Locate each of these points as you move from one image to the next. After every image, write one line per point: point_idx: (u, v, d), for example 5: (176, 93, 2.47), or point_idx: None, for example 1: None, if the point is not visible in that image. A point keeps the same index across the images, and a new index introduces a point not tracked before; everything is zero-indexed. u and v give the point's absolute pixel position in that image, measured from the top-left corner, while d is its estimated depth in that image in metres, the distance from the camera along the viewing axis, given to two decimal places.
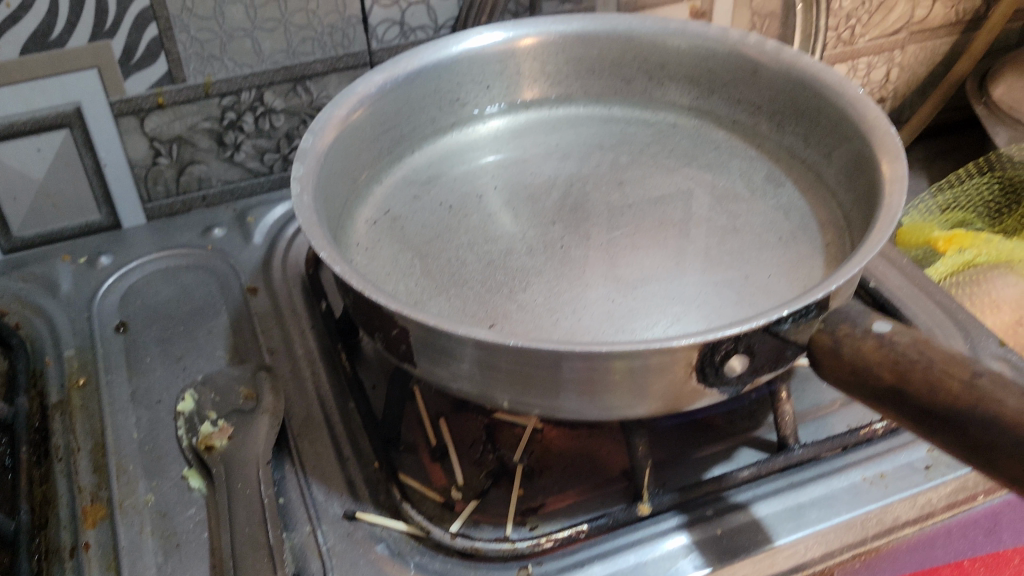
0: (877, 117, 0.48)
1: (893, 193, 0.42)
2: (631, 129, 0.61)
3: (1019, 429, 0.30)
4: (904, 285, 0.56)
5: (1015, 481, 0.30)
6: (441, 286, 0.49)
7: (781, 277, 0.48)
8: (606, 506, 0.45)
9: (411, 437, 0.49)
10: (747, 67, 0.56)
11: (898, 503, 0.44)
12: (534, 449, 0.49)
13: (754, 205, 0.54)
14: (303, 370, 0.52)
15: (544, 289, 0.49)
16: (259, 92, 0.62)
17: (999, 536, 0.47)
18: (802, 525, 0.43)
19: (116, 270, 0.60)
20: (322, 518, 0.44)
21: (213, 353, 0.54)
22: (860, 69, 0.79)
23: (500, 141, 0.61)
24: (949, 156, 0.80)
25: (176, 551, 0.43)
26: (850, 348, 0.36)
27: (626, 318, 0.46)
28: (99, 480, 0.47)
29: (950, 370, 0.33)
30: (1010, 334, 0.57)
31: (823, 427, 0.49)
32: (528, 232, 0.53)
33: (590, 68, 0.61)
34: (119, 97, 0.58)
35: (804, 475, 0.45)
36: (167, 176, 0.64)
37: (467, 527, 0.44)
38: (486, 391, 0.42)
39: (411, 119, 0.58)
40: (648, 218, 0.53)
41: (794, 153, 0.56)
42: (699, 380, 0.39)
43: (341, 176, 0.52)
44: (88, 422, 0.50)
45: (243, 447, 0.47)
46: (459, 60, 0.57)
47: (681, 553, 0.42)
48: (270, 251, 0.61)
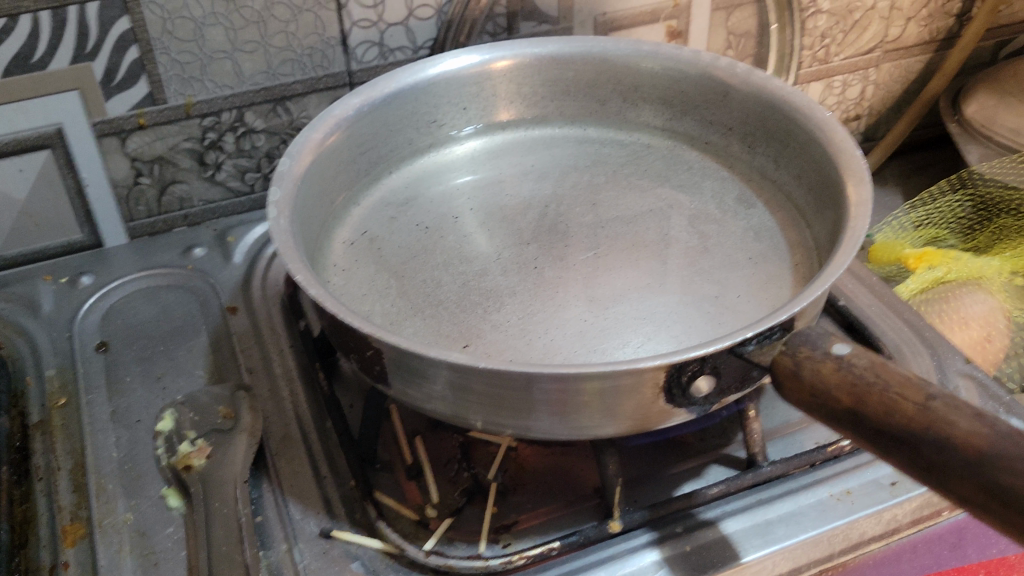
0: (844, 140, 0.49)
1: (857, 216, 0.43)
2: (607, 149, 0.62)
3: (969, 450, 0.31)
4: (874, 303, 0.57)
5: (966, 501, 0.31)
6: (416, 307, 0.49)
7: (751, 297, 0.49)
8: (578, 523, 0.46)
9: (387, 455, 0.50)
10: (718, 89, 0.57)
11: (864, 520, 0.45)
12: (508, 467, 0.49)
13: (726, 226, 0.55)
14: (281, 390, 0.53)
15: (518, 309, 0.49)
16: (240, 112, 0.63)
17: (964, 551, 0.48)
18: (769, 541, 0.44)
19: (97, 290, 0.61)
20: (299, 536, 0.45)
21: (192, 372, 0.54)
22: (836, 87, 0.79)
23: (477, 161, 0.62)
24: (922, 173, 0.82)
25: (154, 569, 0.44)
26: (811, 370, 0.37)
27: (598, 338, 0.47)
28: (79, 499, 0.47)
29: (905, 393, 0.34)
30: (979, 350, 0.59)
31: (793, 445, 0.50)
32: (504, 252, 0.54)
33: (566, 89, 0.62)
34: (101, 118, 0.59)
35: (773, 492, 0.46)
36: (148, 195, 0.64)
37: (441, 544, 0.45)
38: (459, 412, 0.42)
39: (388, 141, 0.59)
40: (621, 239, 0.54)
41: (766, 174, 0.57)
42: (666, 401, 0.40)
43: (318, 198, 0.53)
44: (69, 441, 0.50)
45: (221, 467, 0.47)
46: (435, 82, 0.58)
47: (652, 569, 0.43)
48: (250, 271, 0.62)
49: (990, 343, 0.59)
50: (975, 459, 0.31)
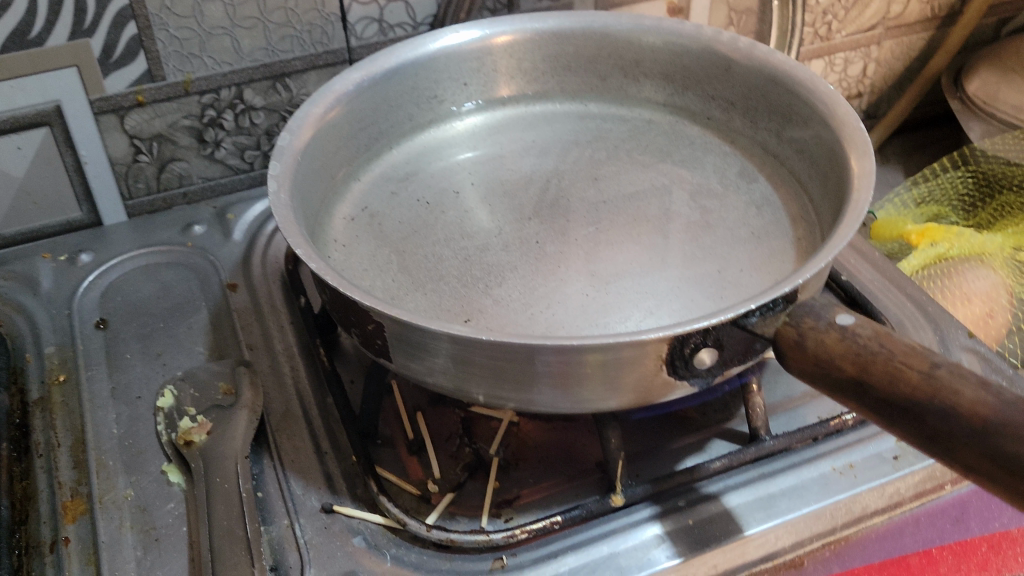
0: (847, 113, 0.48)
1: (860, 188, 0.43)
2: (607, 125, 0.62)
3: (973, 419, 0.31)
4: (876, 279, 0.57)
5: (971, 469, 0.31)
6: (418, 282, 0.49)
7: (753, 272, 0.49)
8: (580, 497, 0.46)
9: (388, 431, 0.50)
10: (720, 64, 0.57)
11: (866, 494, 0.45)
12: (510, 442, 0.49)
13: (727, 200, 0.55)
14: (282, 366, 0.53)
15: (520, 284, 0.49)
16: (239, 89, 0.63)
17: (967, 525, 0.47)
18: (772, 515, 0.43)
19: (96, 267, 0.60)
20: (300, 511, 0.45)
21: (192, 349, 0.54)
22: (837, 64, 0.79)
23: (477, 137, 0.62)
24: (924, 150, 0.81)
25: (155, 545, 0.44)
26: (814, 341, 0.37)
27: (600, 313, 0.47)
28: (79, 475, 0.47)
29: (909, 362, 0.34)
30: (981, 325, 0.58)
31: (795, 419, 0.50)
32: (505, 227, 0.53)
33: (567, 65, 0.62)
34: (99, 95, 0.59)
35: (775, 466, 0.46)
36: (147, 173, 0.64)
37: (444, 519, 0.45)
38: (461, 385, 0.42)
39: (388, 116, 0.59)
40: (623, 214, 0.54)
41: (768, 149, 0.57)
42: (669, 374, 0.40)
43: (318, 174, 0.53)
44: (69, 418, 0.50)
45: (222, 442, 0.47)
46: (435, 58, 0.58)
47: (654, 543, 0.43)
48: (250, 248, 0.61)
49: (992, 319, 0.58)
50: (980, 428, 0.30)
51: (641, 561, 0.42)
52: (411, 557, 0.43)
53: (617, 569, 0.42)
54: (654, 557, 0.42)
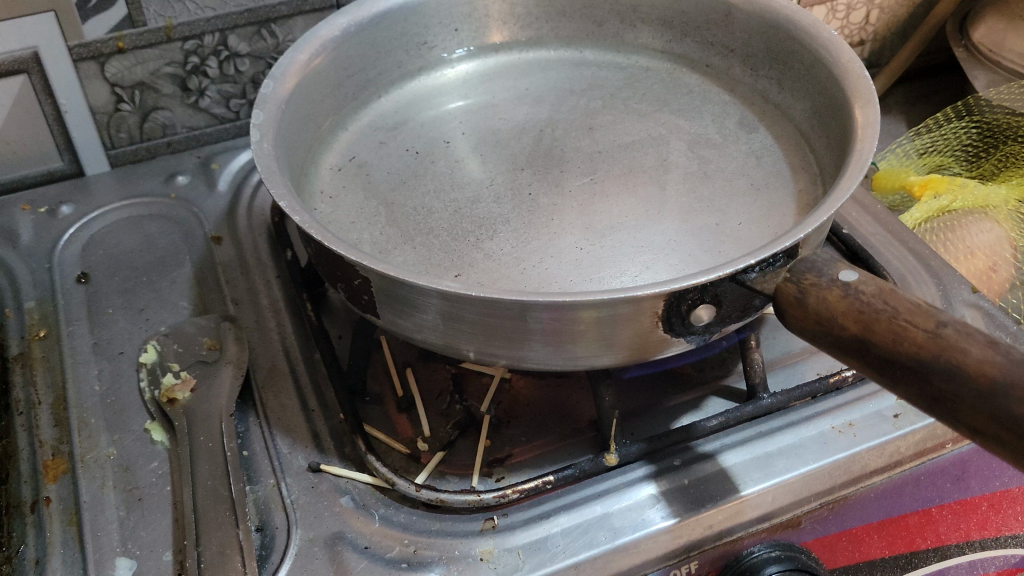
0: (851, 59, 0.47)
1: (865, 138, 0.42)
2: (603, 73, 0.60)
3: (981, 379, 0.30)
4: (878, 231, 0.55)
5: (977, 432, 0.30)
6: (407, 235, 0.48)
7: (752, 224, 0.47)
8: (573, 456, 0.45)
9: (377, 388, 0.49)
10: (720, 9, 0.55)
11: (866, 453, 0.44)
12: (502, 399, 0.48)
13: (727, 150, 0.53)
14: (268, 321, 0.51)
15: (512, 237, 0.48)
16: (223, 35, 0.61)
17: (967, 484, 0.46)
18: (768, 475, 0.42)
19: (77, 220, 0.59)
20: (287, 470, 0.44)
21: (177, 304, 0.53)
22: (839, 11, 0.76)
23: (469, 85, 0.60)
24: (927, 100, 0.79)
25: (138, 505, 0.43)
26: (816, 298, 0.35)
27: (594, 267, 0.45)
28: (61, 434, 0.46)
29: (914, 320, 0.33)
30: (985, 279, 0.57)
31: (794, 375, 0.49)
32: (496, 178, 0.52)
33: (561, 10, 0.60)
34: (78, 42, 0.57)
35: (773, 425, 0.45)
36: (130, 122, 0.62)
37: (434, 479, 0.44)
38: (451, 342, 0.41)
39: (376, 63, 0.57)
40: (618, 164, 0.52)
41: (768, 98, 0.55)
42: (665, 330, 0.39)
43: (304, 123, 0.51)
44: (49, 374, 0.49)
45: (206, 400, 0.46)
46: (425, 2, 0.56)
47: (649, 503, 0.42)
48: (236, 200, 0.60)
49: (996, 273, 0.57)
50: (987, 388, 0.29)
51: (635, 522, 0.41)
52: (400, 517, 0.42)
53: (610, 529, 0.41)
54: (649, 517, 0.41)
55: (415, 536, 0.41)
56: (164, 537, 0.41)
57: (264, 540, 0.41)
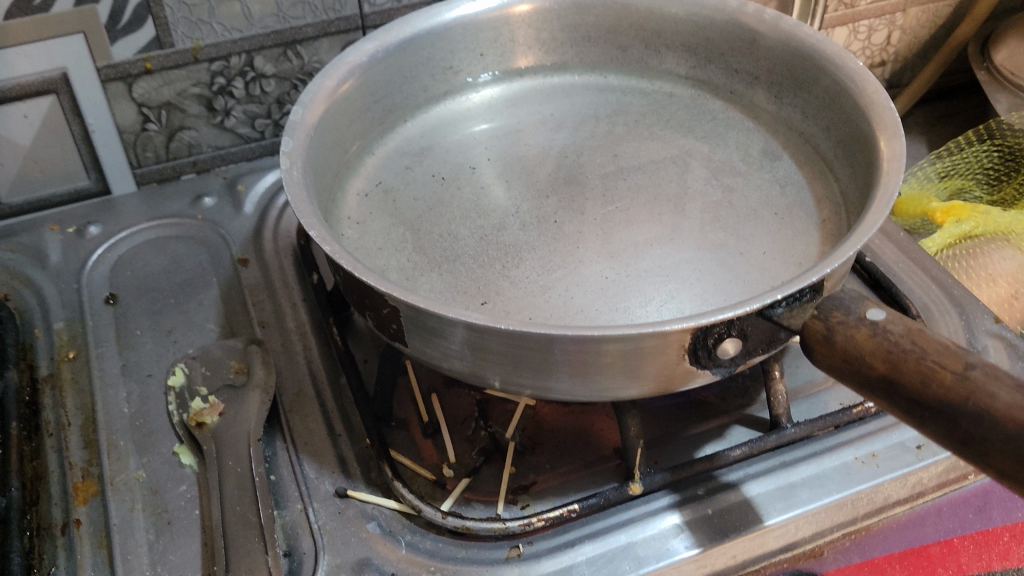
0: (876, 91, 0.47)
1: (891, 172, 0.42)
2: (627, 99, 0.60)
3: (1009, 424, 0.30)
4: (901, 260, 0.56)
5: (1004, 475, 0.30)
6: (434, 262, 0.48)
7: (776, 254, 0.48)
8: (598, 484, 0.45)
9: (403, 413, 0.49)
10: (745, 37, 0.55)
11: (889, 483, 0.44)
12: (526, 426, 0.48)
13: (751, 178, 0.53)
14: (294, 344, 0.52)
15: (538, 264, 0.48)
16: (249, 56, 0.61)
17: (989, 514, 0.46)
18: (792, 505, 0.43)
19: (104, 240, 0.59)
20: (314, 495, 0.44)
21: (204, 326, 0.53)
22: (861, 32, 0.76)
23: (493, 110, 0.60)
24: (948, 122, 0.80)
25: (167, 528, 0.43)
26: (843, 335, 0.36)
27: (620, 297, 0.46)
28: (90, 456, 0.47)
29: (943, 362, 0.33)
30: (1005, 307, 0.57)
31: (816, 405, 0.49)
32: (522, 205, 0.52)
33: (586, 35, 0.60)
34: (106, 63, 0.57)
35: (796, 455, 0.45)
36: (156, 142, 0.63)
37: (459, 505, 0.44)
38: (478, 371, 0.42)
39: (403, 88, 0.57)
40: (643, 191, 0.53)
41: (792, 125, 0.56)
42: (691, 362, 0.39)
43: (331, 149, 0.52)
44: (79, 397, 0.49)
45: (234, 424, 0.47)
46: (451, 27, 0.56)
47: (673, 532, 0.42)
48: (261, 221, 0.60)
49: (1017, 301, 0.57)
50: (1016, 434, 0.30)
51: (659, 551, 0.41)
52: (426, 544, 0.42)
53: (634, 559, 0.41)
54: (673, 547, 0.41)
55: (440, 563, 0.41)
56: (193, 560, 0.42)
57: (291, 565, 0.41)
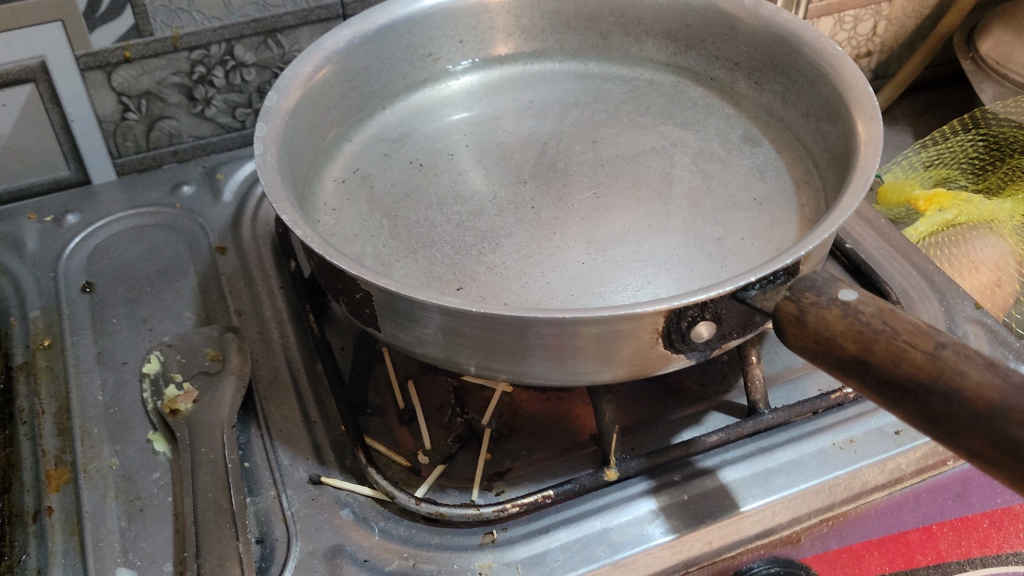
0: (855, 76, 0.47)
1: (868, 155, 0.42)
2: (608, 86, 0.60)
3: (979, 402, 0.30)
4: (882, 246, 0.55)
5: (974, 455, 0.30)
6: (410, 248, 0.48)
7: (754, 239, 0.47)
8: (573, 471, 0.45)
9: (379, 400, 0.49)
10: (726, 23, 0.55)
11: (866, 469, 0.44)
12: (502, 413, 0.48)
13: (730, 164, 0.53)
14: (271, 331, 0.52)
15: (514, 251, 0.48)
16: (229, 45, 0.61)
17: (969, 501, 0.46)
18: (769, 491, 0.42)
19: (82, 229, 0.59)
20: (288, 482, 0.44)
21: (180, 314, 0.53)
22: (847, 22, 0.76)
23: (472, 97, 0.60)
24: (933, 113, 0.79)
25: (140, 515, 0.43)
26: (814, 317, 0.35)
27: (596, 282, 0.45)
28: (64, 443, 0.46)
29: (914, 341, 0.32)
30: (988, 295, 0.57)
31: (795, 391, 0.49)
32: (499, 191, 0.52)
33: (566, 22, 0.60)
34: (85, 51, 0.57)
35: (773, 441, 0.45)
36: (136, 131, 0.63)
37: (433, 492, 0.44)
38: (453, 356, 0.41)
39: (381, 75, 0.57)
40: (622, 177, 0.52)
41: (772, 112, 0.55)
42: (665, 346, 0.39)
43: (308, 135, 0.51)
44: (53, 384, 0.49)
45: (209, 411, 0.46)
46: (429, 14, 0.56)
47: (648, 518, 0.42)
48: (240, 210, 0.60)
49: (1000, 288, 0.57)
50: (986, 412, 0.29)
51: (634, 536, 0.41)
52: (400, 530, 0.42)
53: (609, 544, 0.41)
54: (649, 532, 0.41)
55: (413, 550, 0.41)
56: (165, 547, 0.42)
57: (263, 552, 0.41)
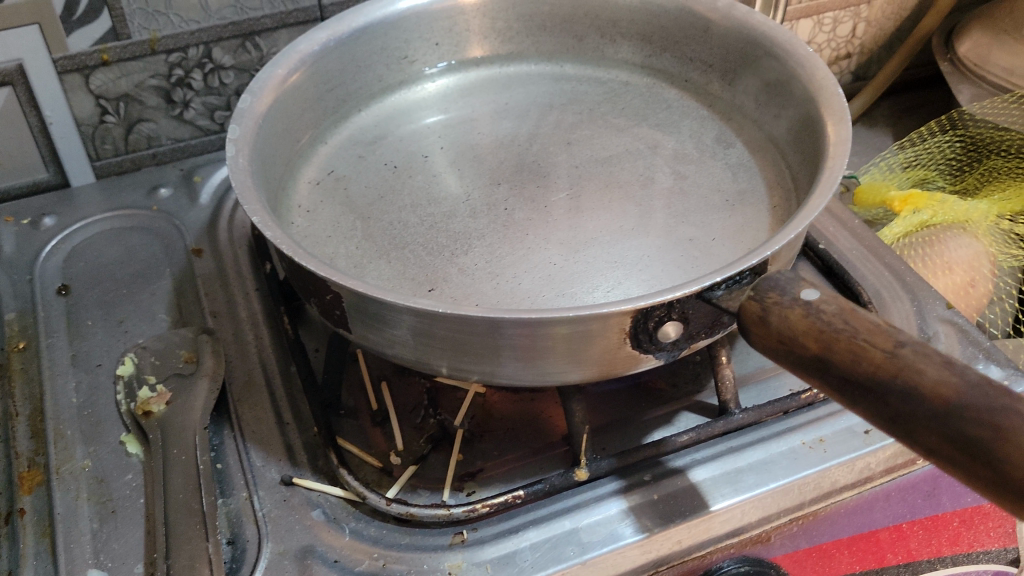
0: (825, 77, 0.47)
1: (836, 155, 0.42)
2: (583, 88, 0.60)
3: (936, 400, 0.30)
4: (855, 247, 0.56)
5: (931, 452, 0.30)
6: (382, 249, 0.48)
7: (725, 240, 0.48)
8: (545, 471, 0.45)
9: (352, 401, 0.49)
10: (699, 24, 0.55)
11: (836, 469, 0.44)
12: (475, 413, 0.48)
13: (704, 166, 0.53)
14: (246, 333, 0.52)
15: (486, 252, 0.48)
16: (207, 48, 0.61)
17: (938, 500, 0.46)
18: (738, 490, 0.43)
19: (59, 232, 0.59)
20: (259, 483, 0.44)
21: (155, 316, 0.53)
22: (826, 24, 0.76)
23: (448, 99, 0.60)
24: (912, 114, 0.80)
25: (111, 517, 0.43)
26: (778, 317, 0.35)
27: (567, 282, 0.46)
28: (37, 445, 0.46)
29: (874, 340, 0.33)
30: (962, 295, 0.58)
31: (766, 391, 0.49)
32: (473, 193, 0.52)
33: (541, 25, 0.60)
34: (62, 54, 0.57)
35: (743, 441, 0.45)
36: (115, 134, 0.63)
37: (405, 492, 0.44)
38: (423, 358, 0.41)
39: (356, 77, 0.57)
40: (596, 178, 0.53)
41: (745, 113, 0.55)
42: (633, 346, 0.39)
43: (282, 137, 0.51)
44: (27, 387, 0.49)
45: (181, 413, 0.46)
46: (405, 17, 0.56)
47: (618, 517, 0.42)
48: (217, 212, 0.60)
49: (974, 288, 0.58)
50: (943, 410, 0.29)
51: (604, 536, 0.41)
52: (370, 531, 0.42)
53: (578, 544, 0.41)
54: (618, 532, 0.41)
55: (384, 550, 0.41)
56: (136, 548, 0.42)
57: (234, 553, 0.41)
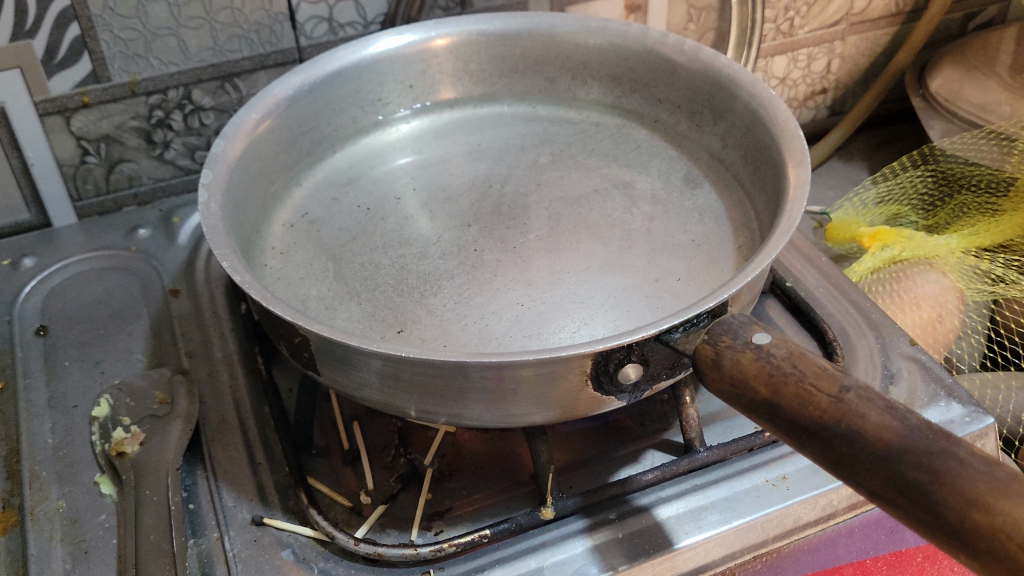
0: (787, 118, 0.48)
1: (795, 198, 0.43)
2: (555, 129, 0.61)
3: (878, 443, 0.31)
4: (822, 285, 0.56)
5: (874, 494, 0.31)
6: (353, 291, 0.49)
7: (690, 280, 0.48)
8: (512, 509, 0.46)
9: (324, 441, 0.50)
10: (667, 67, 0.56)
11: (798, 506, 0.44)
12: (445, 453, 0.49)
13: (672, 207, 0.54)
14: (220, 374, 0.52)
15: (455, 293, 0.49)
16: (187, 90, 0.62)
17: (902, 536, 0.47)
18: (702, 527, 0.43)
19: (39, 273, 0.60)
20: (230, 523, 0.45)
21: (131, 357, 0.54)
22: (801, 60, 0.78)
23: (420, 141, 0.61)
24: (887, 149, 0.81)
25: (84, 557, 0.43)
26: (730, 360, 0.36)
27: (534, 323, 0.46)
28: (13, 486, 0.47)
29: (820, 384, 0.33)
30: (930, 330, 0.59)
31: (732, 428, 0.50)
32: (444, 234, 0.53)
33: (513, 67, 0.61)
34: (44, 97, 0.58)
35: (707, 478, 0.46)
36: (96, 174, 0.64)
37: (374, 532, 0.44)
38: (393, 401, 0.42)
39: (330, 120, 0.58)
40: (565, 220, 0.53)
41: (713, 153, 0.56)
42: (594, 388, 0.40)
43: (256, 180, 0.52)
44: (4, 428, 0.50)
45: (155, 453, 0.47)
46: (379, 60, 0.58)
47: (583, 556, 0.42)
48: (194, 253, 0.61)
49: (941, 323, 0.59)
50: (884, 453, 0.30)
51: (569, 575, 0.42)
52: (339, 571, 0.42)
53: None
54: (583, 570, 0.42)
55: None
56: None
57: None
